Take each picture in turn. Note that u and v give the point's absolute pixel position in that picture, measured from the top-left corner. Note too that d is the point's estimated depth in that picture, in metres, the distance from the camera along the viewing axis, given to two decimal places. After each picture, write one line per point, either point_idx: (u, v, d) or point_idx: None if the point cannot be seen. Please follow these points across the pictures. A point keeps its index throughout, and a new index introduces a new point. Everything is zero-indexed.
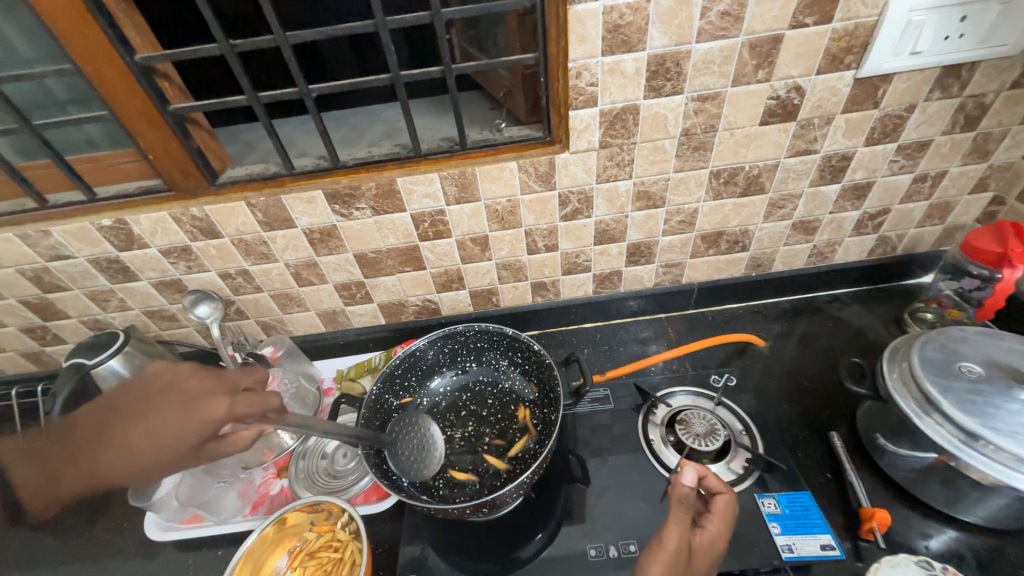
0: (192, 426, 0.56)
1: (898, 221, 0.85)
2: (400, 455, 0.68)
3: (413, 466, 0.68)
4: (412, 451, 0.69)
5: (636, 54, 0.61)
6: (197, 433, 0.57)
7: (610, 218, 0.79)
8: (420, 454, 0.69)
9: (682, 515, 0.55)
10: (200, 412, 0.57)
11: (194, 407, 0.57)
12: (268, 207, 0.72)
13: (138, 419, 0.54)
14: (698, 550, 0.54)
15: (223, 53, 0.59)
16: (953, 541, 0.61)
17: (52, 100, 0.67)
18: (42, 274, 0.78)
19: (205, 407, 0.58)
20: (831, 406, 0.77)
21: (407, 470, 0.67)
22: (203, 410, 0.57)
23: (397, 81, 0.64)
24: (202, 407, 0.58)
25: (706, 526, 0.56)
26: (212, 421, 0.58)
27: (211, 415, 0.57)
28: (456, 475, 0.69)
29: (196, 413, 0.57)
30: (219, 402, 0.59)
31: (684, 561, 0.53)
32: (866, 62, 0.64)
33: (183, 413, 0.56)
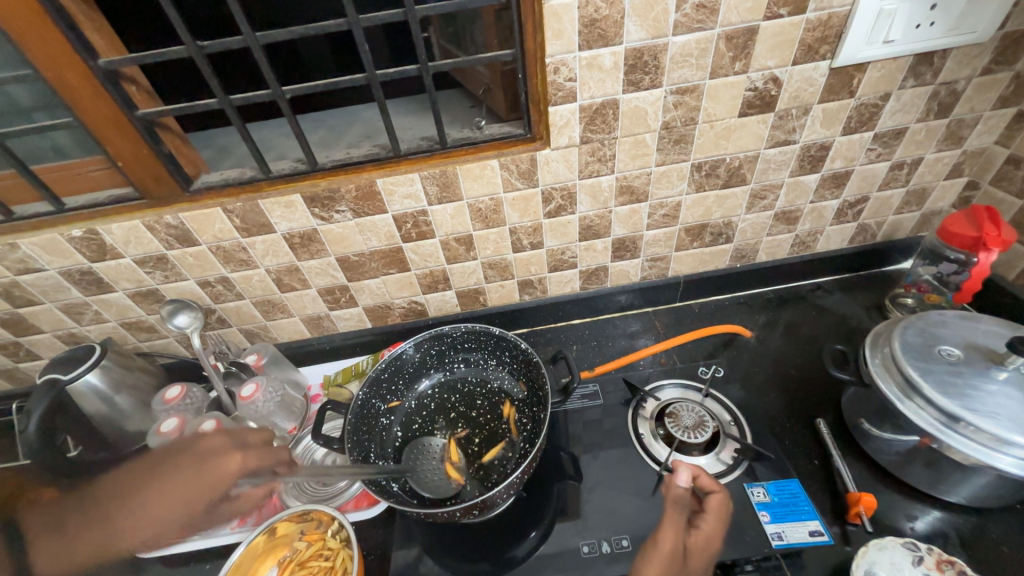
0: (202, 486, 0.52)
1: (877, 209, 0.86)
2: (416, 479, 0.68)
3: (429, 485, 0.67)
4: (426, 472, 0.68)
5: (613, 48, 0.61)
6: (209, 495, 0.52)
7: (594, 214, 0.79)
8: (432, 469, 0.69)
9: (678, 516, 0.54)
10: (216, 471, 0.53)
11: (209, 466, 0.53)
12: (245, 212, 0.70)
13: (141, 486, 0.50)
14: (695, 550, 0.54)
15: (191, 55, 0.57)
16: (938, 521, 0.62)
17: (13, 108, 0.65)
18: (11, 288, 0.75)
19: (219, 466, 0.54)
20: (817, 393, 0.78)
21: (428, 490, 0.67)
22: (216, 468, 0.53)
23: (373, 81, 0.63)
24: (217, 464, 0.54)
25: (701, 525, 0.55)
26: (224, 480, 0.53)
27: (222, 474, 0.53)
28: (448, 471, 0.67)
29: (208, 473, 0.53)
30: (230, 459, 0.54)
31: (681, 561, 0.52)
32: (840, 51, 0.64)
33: (196, 475, 0.52)
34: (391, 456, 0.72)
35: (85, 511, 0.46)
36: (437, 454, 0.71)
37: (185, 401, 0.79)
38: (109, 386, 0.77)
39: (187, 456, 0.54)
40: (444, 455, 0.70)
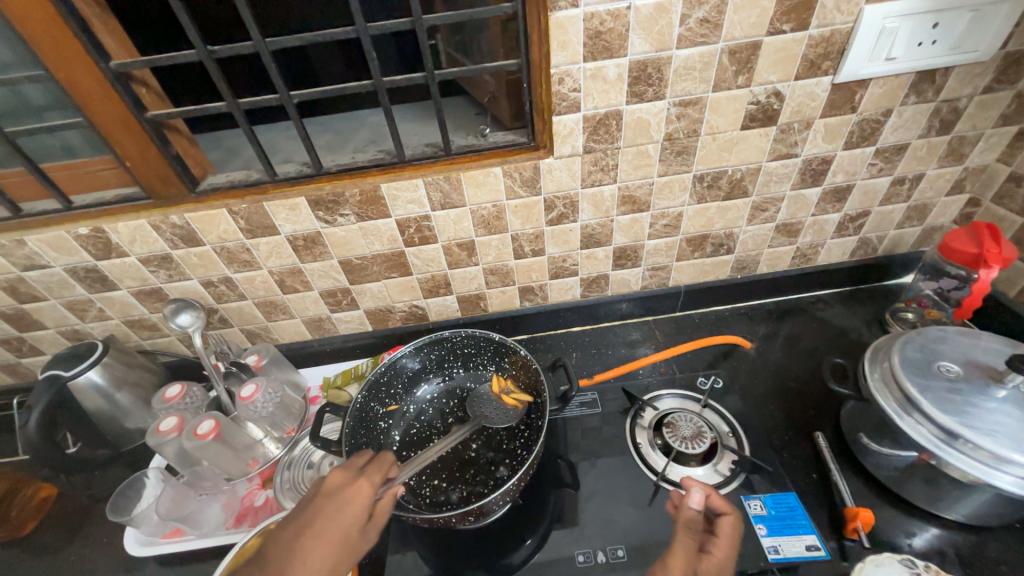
0: (344, 524, 0.49)
1: (878, 223, 0.86)
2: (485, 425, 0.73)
3: (499, 419, 0.73)
4: (487, 413, 0.74)
5: (618, 60, 0.62)
6: (353, 528, 0.50)
7: (596, 223, 0.79)
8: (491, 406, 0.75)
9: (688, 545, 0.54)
10: (347, 506, 0.50)
11: (340, 501, 0.51)
12: (250, 214, 0.71)
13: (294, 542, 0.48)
14: None
15: (201, 59, 0.58)
16: (935, 538, 0.62)
17: (27, 107, 0.66)
18: (17, 284, 0.76)
19: (350, 499, 0.51)
20: (816, 407, 0.78)
21: (502, 422, 0.73)
22: (350, 500, 0.51)
23: (379, 88, 0.64)
24: (349, 497, 0.51)
25: (713, 551, 0.53)
26: (361, 510, 0.51)
27: (360, 502, 0.51)
28: (507, 398, 0.75)
29: (344, 510, 0.50)
30: (357, 488, 0.52)
31: None
32: (843, 67, 0.65)
33: (333, 514, 0.49)
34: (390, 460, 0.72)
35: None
36: (483, 399, 0.76)
37: (186, 400, 0.79)
38: (110, 382, 0.77)
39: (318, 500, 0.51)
40: (490, 392, 0.77)
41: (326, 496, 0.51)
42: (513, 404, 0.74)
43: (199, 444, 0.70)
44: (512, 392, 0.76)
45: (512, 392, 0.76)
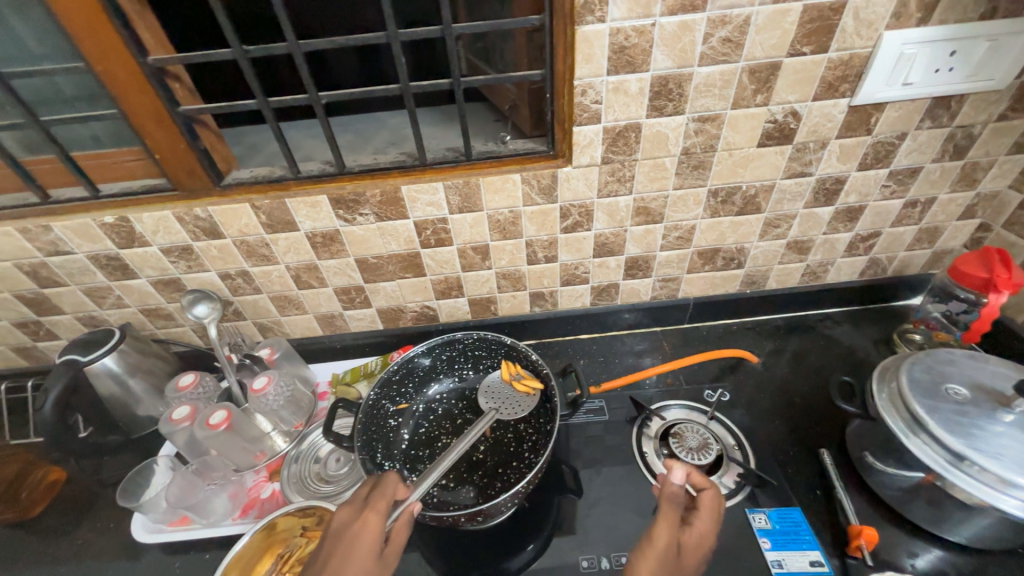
0: (363, 559, 0.50)
1: (888, 244, 0.87)
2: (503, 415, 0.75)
3: (515, 408, 0.75)
4: (502, 404, 0.76)
5: (640, 75, 0.63)
6: (372, 559, 0.51)
7: (609, 232, 0.80)
8: (505, 395, 0.77)
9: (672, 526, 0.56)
10: (360, 540, 0.51)
11: (352, 537, 0.52)
12: (272, 209, 0.72)
13: None
14: (688, 548, 0.54)
15: (236, 58, 0.60)
16: (938, 560, 0.62)
17: (62, 97, 0.68)
18: (39, 269, 0.77)
19: (361, 532, 0.52)
20: (821, 424, 0.79)
21: (518, 411, 0.75)
22: (361, 534, 0.52)
23: (406, 92, 0.65)
24: (360, 530, 0.52)
25: (695, 523, 0.56)
26: (375, 540, 0.52)
27: (371, 533, 0.52)
28: (517, 385, 0.76)
29: (357, 546, 0.51)
30: (366, 519, 0.53)
31: (674, 559, 0.54)
32: (860, 90, 0.66)
33: (348, 551, 0.50)
34: (398, 458, 0.73)
35: None
36: (497, 390, 0.79)
37: (198, 389, 0.80)
38: (125, 369, 0.78)
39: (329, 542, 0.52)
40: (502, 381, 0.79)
41: (337, 534, 0.52)
42: (524, 391, 0.76)
43: (210, 434, 0.72)
44: (521, 378, 0.77)
45: (521, 379, 0.77)
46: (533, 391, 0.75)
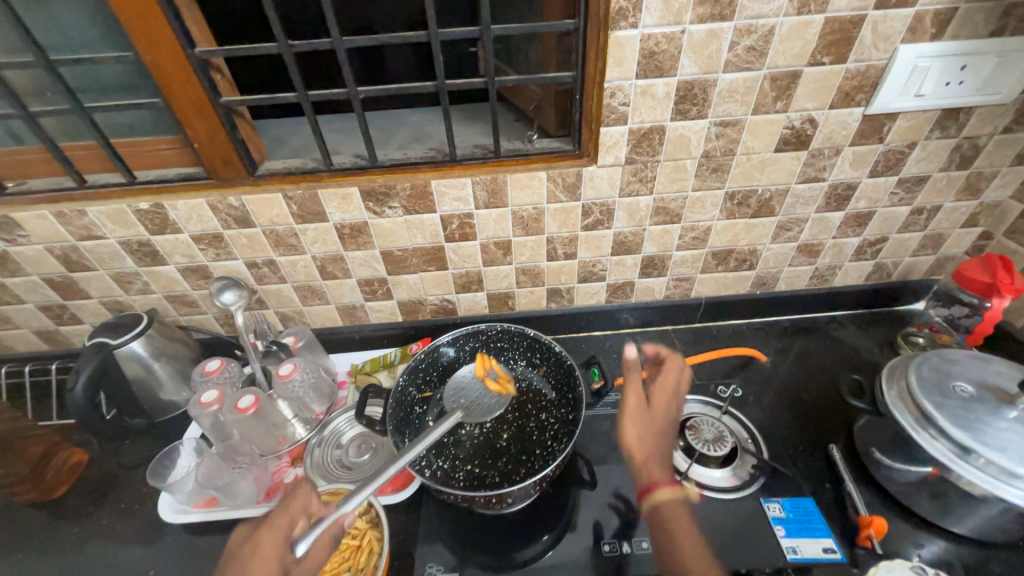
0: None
1: (894, 249, 0.90)
2: (469, 414, 0.74)
3: (484, 409, 0.74)
4: (473, 402, 0.75)
5: (667, 79, 0.66)
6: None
7: (628, 231, 0.83)
8: (476, 394, 0.76)
9: (634, 395, 0.64)
10: (259, 560, 0.55)
11: (250, 557, 0.55)
12: (303, 200, 0.74)
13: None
14: (658, 399, 0.66)
15: (280, 52, 0.62)
16: (943, 551, 0.65)
17: (104, 85, 0.70)
18: (70, 253, 0.79)
19: (260, 552, 0.55)
20: (829, 421, 0.81)
21: (490, 410, 0.74)
22: (257, 554, 0.55)
23: (441, 90, 0.68)
24: (256, 550, 0.55)
25: (662, 385, 0.66)
26: (273, 560, 0.55)
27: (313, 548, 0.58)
28: (491, 385, 0.75)
29: (256, 563, 0.54)
30: (263, 542, 0.56)
31: (648, 408, 0.64)
32: (874, 100, 0.69)
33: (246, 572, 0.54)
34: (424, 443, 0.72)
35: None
36: (467, 386, 0.77)
37: (224, 373, 0.82)
38: (150, 353, 0.80)
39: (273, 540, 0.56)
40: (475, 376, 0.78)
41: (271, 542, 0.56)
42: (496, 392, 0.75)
43: (239, 417, 0.74)
44: (496, 377, 0.76)
45: (496, 377, 0.76)
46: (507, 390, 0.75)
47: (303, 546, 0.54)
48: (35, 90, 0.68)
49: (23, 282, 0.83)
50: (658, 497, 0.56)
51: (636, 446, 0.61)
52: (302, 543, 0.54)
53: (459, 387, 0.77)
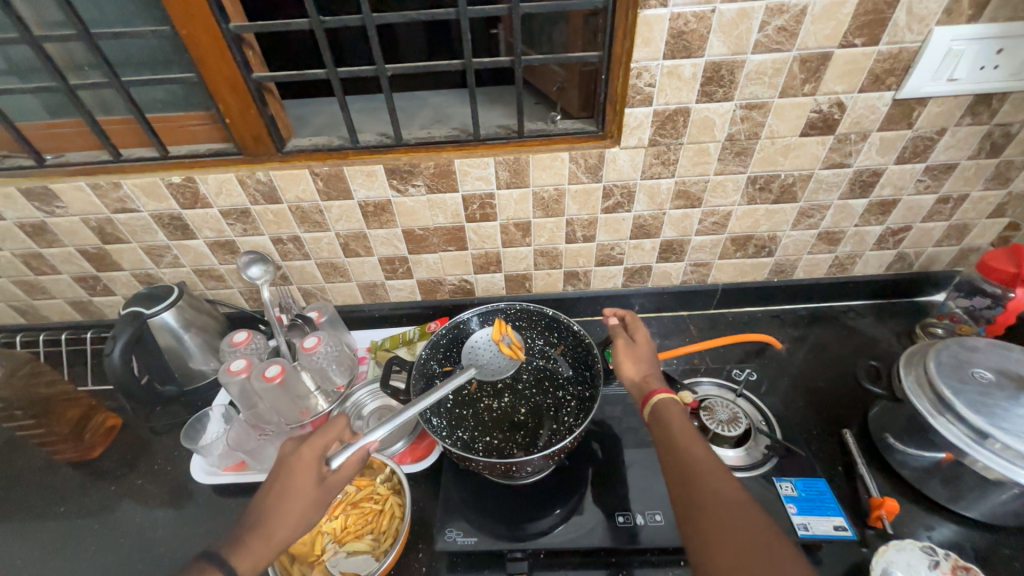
0: (298, 485, 0.56)
1: (917, 239, 0.90)
2: (484, 372, 0.79)
3: (497, 368, 0.79)
4: (486, 362, 0.79)
5: (694, 60, 0.66)
6: (310, 483, 0.56)
7: (648, 214, 0.83)
8: (489, 355, 0.80)
9: (619, 336, 0.72)
10: (297, 470, 0.56)
11: (289, 468, 0.56)
12: (329, 176, 0.76)
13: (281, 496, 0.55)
14: (640, 340, 0.70)
15: (312, 28, 0.64)
16: (953, 534, 0.66)
17: (139, 60, 0.71)
18: (105, 225, 0.81)
19: (298, 464, 0.57)
20: (843, 407, 0.82)
21: (501, 371, 0.79)
22: (296, 465, 0.56)
23: (468, 68, 0.68)
24: (295, 463, 0.57)
25: (637, 330, 0.72)
26: (311, 471, 0.56)
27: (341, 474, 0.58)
28: (504, 350, 0.79)
29: (295, 474, 0.56)
30: (301, 454, 0.57)
31: (633, 346, 0.70)
32: (905, 84, 0.68)
33: (284, 483, 0.56)
34: (444, 414, 0.75)
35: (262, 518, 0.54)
36: (481, 347, 0.81)
37: (251, 345, 0.85)
38: (181, 324, 0.83)
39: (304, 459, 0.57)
40: (490, 339, 0.81)
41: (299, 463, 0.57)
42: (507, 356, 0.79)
43: (266, 385, 0.76)
44: (509, 342, 0.80)
45: (509, 343, 0.80)
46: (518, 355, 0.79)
47: (339, 461, 0.57)
48: (73, 64, 0.71)
49: (60, 253, 0.86)
50: (657, 398, 0.60)
51: (632, 372, 0.67)
52: (337, 457, 0.58)
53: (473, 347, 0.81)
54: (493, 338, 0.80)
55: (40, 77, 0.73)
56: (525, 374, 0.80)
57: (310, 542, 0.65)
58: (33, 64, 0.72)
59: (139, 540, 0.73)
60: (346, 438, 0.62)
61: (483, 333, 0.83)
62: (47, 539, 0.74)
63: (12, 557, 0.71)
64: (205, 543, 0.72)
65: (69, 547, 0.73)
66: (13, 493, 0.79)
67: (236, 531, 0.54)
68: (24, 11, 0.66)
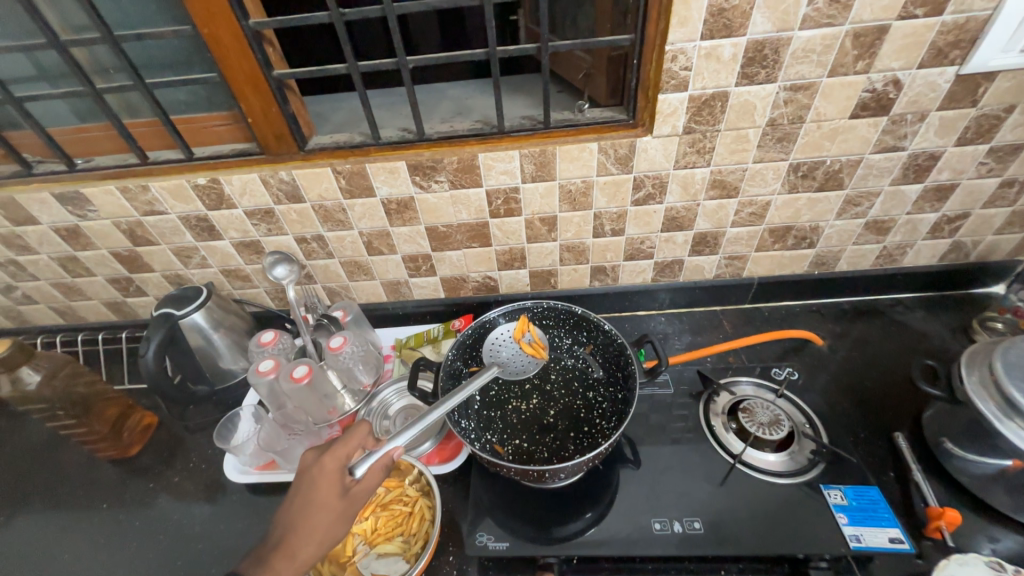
0: (323, 496, 0.55)
1: (976, 227, 0.83)
2: (508, 371, 0.78)
3: (520, 368, 0.78)
4: (509, 361, 0.78)
5: (735, 39, 0.61)
6: (334, 495, 0.56)
7: (681, 206, 0.79)
8: (510, 354, 0.79)
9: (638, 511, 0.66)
10: (320, 482, 0.56)
11: (311, 480, 0.56)
12: (352, 174, 0.74)
13: (306, 511, 0.55)
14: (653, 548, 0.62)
15: (333, 21, 0.62)
16: (1019, 546, 0.61)
17: (163, 61, 0.71)
18: (135, 228, 0.82)
19: (321, 475, 0.56)
20: (892, 408, 0.77)
21: (523, 372, 0.78)
22: (320, 476, 0.56)
23: (492, 57, 0.66)
24: (317, 474, 0.57)
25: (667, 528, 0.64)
26: (334, 481, 0.56)
27: (363, 485, 0.57)
28: (525, 348, 0.77)
29: (318, 486, 0.56)
30: (323, 464, 0.57)
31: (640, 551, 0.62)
32: (971, 57, 0.62)
33: (308, 496, 0.55)
34: (473, 416, 0.73)
35: (288, 533, 0.54)
36: (502, 344, 0.79)
37: (278, 346, 0.85)
38: (210, 324, 0.83)
39: (326, 471, 0.57)
40: (511, 336, 0.80)
41: (320, 474, 0.57)
42: (530, 355, 0.78)
43: (294, 386, 0.76)
44: (531, 340, 0.78)
45: (531, 341, 0.78)
46: (541, 355, 0.77)
47: (361, 469, 0.56)
48: (99, 67, 0.71)
49: (93, 256, 0.88)
50: None
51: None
52: (360, 466, 0.56)
53: (493, 347, 0.79)
54: (515, 336, 0.79)
55: (69, 82, 0.74)
56: (553, 375, 0.79)
57: (341, 542, 0.66)
58: (62, 70, 0.73)
59: (177, 538, 0.74)
60: (369, 446, 0.61)
61: (506, 328, 0.81)
62: (92, 534, 0.76)
63: (61, 550, 0.74)
64: (239, 541, 0.73)
65: (113, 541, 0.75)
66: (59, 487, 0.82)
67: (261, 551, 0.54)
68: (50, 16, 0.66)
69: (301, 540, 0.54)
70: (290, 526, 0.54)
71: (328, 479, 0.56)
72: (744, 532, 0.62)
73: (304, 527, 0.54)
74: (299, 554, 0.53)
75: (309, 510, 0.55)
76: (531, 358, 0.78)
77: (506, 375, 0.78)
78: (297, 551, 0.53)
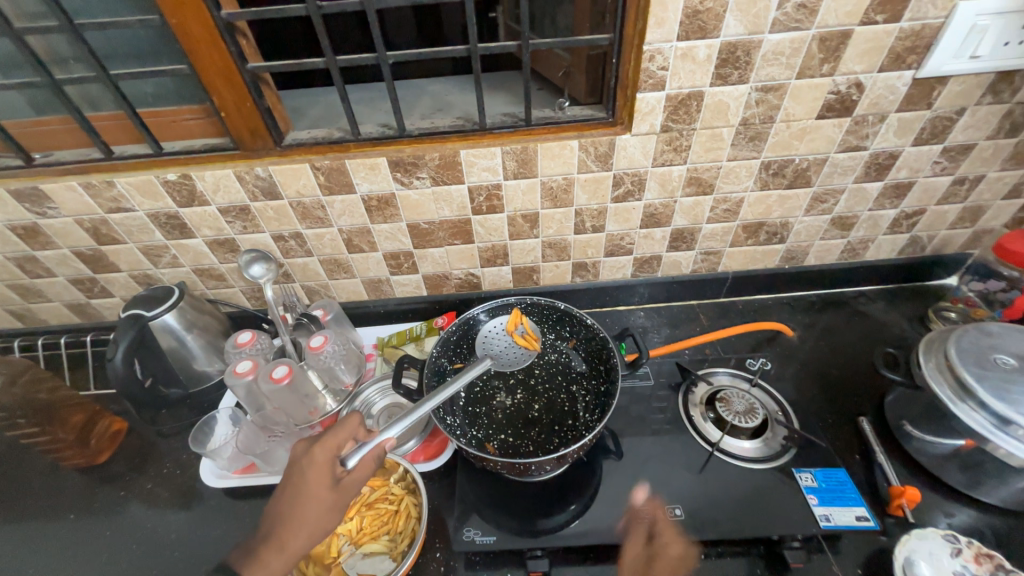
0: (314, 489, 0.55)
1: (931, 222, 0.88)
2: (501, 363, 0.79)
3: (513, 360, 0.79)
4: (501, 353, 0.80)
5: (709, 41, 0.63)
6: (325, 486, 0.56)
7: (659, 202, 0.81)
8: (503, 345, 0.80)
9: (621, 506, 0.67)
10: (310, 474, 0.56)
11: (301, 473, 0.56)
12: (331, 170, 0.73)
13: (296, 504, 0.55)
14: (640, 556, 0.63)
15: (309, 13, 0.60)
16: (972, 519, 0.65)
17: (128, 51, 0.68)
18: (99, 226, 0.79)
19: (311, 466, 0.56)
20: (857, 394, 0.81)
21: (515, 363, 0.79)
22: (309, 468, 0.56)
23: (473, 53, 0.65)
24: (308, 465, 0.56)
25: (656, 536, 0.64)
26: (325, 473, 0.56)
27: (353, 477, 0.57)
28: (518, 340, 0.79)
29: (308, 478, 0.56)
30: (313, 456, 0.56)
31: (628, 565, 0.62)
32: (926, 62, 0.66)
33: (299, 489, 0.55)
34: (458, 412, 0.74)
35: (280, 523, 0.55)
36: (494, 337, 0.81)
37: (256, 346, 0.83)
38: (183, 325, 0.80)
39: (315, 463, 0.56)
40: (502, 329, 0.81)
41: (310, 467, 0.56)
42: (524, 347, 0.79)
43: (273, 387, 0.74)
44: (524, 332, 0.80)
45: (524, 334, 0.80)
46: (535, 347, 0.79)
47: (354, 461, 0.56)
48: (57, 57, 0.68)
49: (54, 255, 0.83)
50: None
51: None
52: (352, 457, 0.56)
53: (486, 340, 0.81)
54: (508, 329, 0.80)
55: (24, 72, 0.70)
56: (537, 369, 0.79)
57: (326, 543, 0.65)
58: (15, 59, 0.69)
59: (151, 547, 0.72)
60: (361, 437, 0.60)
61: (496, 323, 0.82)
62: (59, 547, 0.72)
63: (24, 565, 0.71)
64: (219, 547, 0.71)
65: (83, 553, 0.72)
66: (21, 499, 0.78)
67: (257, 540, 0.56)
68: (2, 2, 0.63)
69: (292, 531, 0.55)
70: (281, 517, 0.55)
71: (317, 472, 0.56)
72: (721, 518, 0.64)
73: (294, 519, 0.55)
74: (290, 545, 0.54)
75: (299, 502, 0.55)
76: (523, 350, 0.80)
77: (498, 367, 0.79)
78: (289, 541, 0.54)
